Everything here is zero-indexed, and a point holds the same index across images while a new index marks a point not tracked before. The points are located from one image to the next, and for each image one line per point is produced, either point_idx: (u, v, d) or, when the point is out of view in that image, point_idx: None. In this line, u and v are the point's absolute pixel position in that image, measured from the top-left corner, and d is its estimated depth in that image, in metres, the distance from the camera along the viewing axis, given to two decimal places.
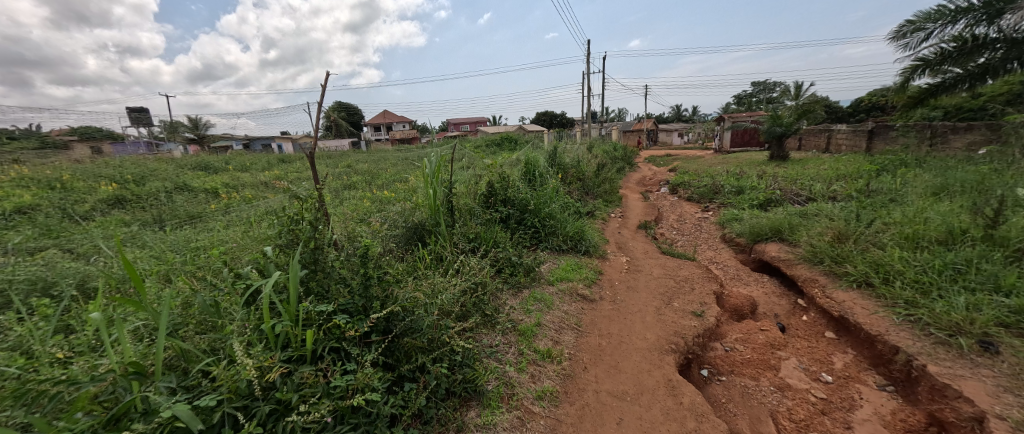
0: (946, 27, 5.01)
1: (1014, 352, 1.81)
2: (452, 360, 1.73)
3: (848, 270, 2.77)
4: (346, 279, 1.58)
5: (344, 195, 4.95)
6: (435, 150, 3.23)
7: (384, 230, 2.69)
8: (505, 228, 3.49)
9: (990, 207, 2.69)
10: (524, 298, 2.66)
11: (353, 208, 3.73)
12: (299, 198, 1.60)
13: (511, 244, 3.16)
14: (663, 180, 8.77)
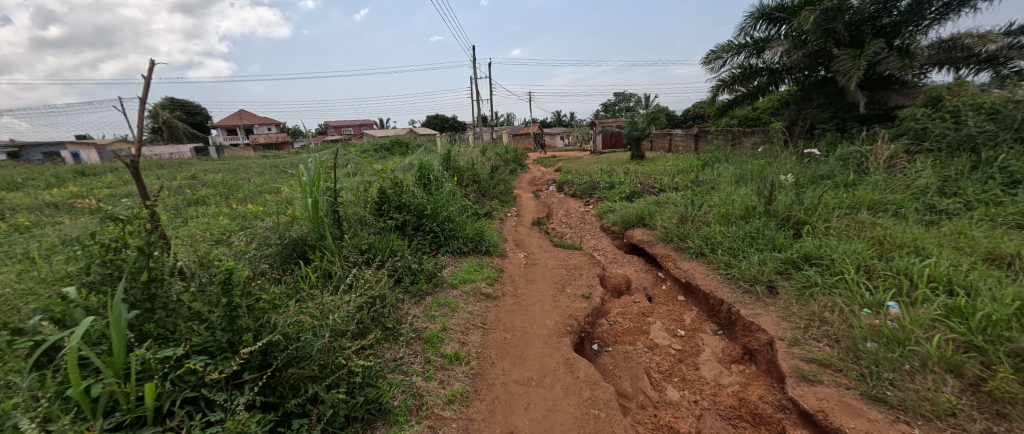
0: (735, 57, 6.61)
1: (785, 290, 2.55)
2: (350, 383, 1.69)
3: (688, 245, 3.52)
4: (201, 315, 1.40)
5: (191, 215, 4.15)
6: (313, 155, 3.01)
7: (255, 251, 2.40)
8: (402, 236, 3.45)
9: (769, 190, 3.70)
10: (428, 305, 2.70)
11: (206, 228, 3.18)
12: (119, 221, 1.27)
13: (409, 252, 3.14)
14: (550, 180, 9.54)
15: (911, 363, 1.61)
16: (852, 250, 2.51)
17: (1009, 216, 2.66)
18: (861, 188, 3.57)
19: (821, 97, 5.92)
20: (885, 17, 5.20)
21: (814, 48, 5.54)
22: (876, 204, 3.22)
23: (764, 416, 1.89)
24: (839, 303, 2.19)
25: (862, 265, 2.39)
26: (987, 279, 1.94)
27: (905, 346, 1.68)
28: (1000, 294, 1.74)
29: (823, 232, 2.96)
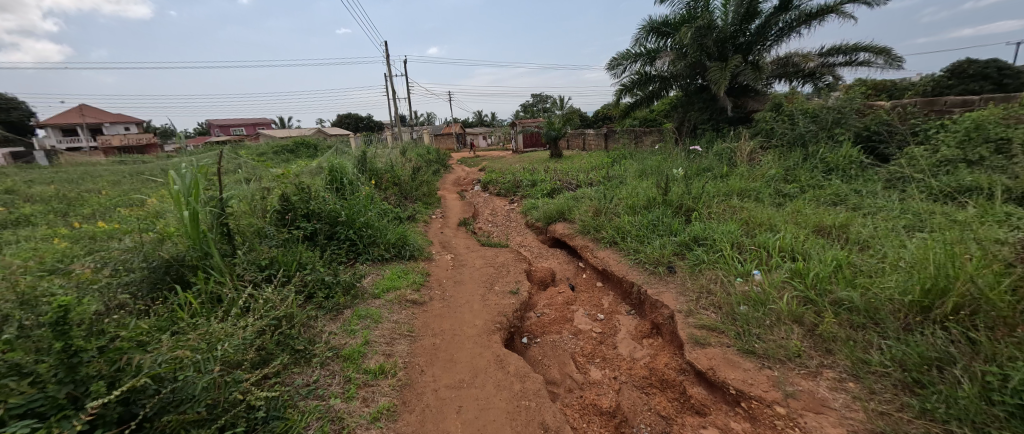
0: (632, 64, 7.32)
1: (681, 268, 2.94)
2: (251, 419, 1.52)
3: (603, 235, 3.83)
4: (20, 368, 1.07)
5: (18, 240, 3.30)
6: (186, 160, 2.61)
7: (108, 278, 1.96)
8: (313, 246, 3.20)
9: (666, 182, 4.20)
10: (346, 319, 2.53)
11: (41, 252, 2.55)
12: None
13: (319, 261, 2.92)
14: (475, 180, 9.58)
15: (771, 318, 1.98)
16: (728, 230, 2.99)
17: (831, 196, 3.41)
18: (733, 178, 4.24)
19: (701, 102, 6.86)
20: (742, 36, 6.25)
21: (693, 60, 6.40)
22: (744, 190, 3.86)
23: (670, 381, 2.12)
24: (720, 276, 2.59)
25: (737, 242, 2.85)
26: (816, 245, 2.47)
27: (766, 305, 2.06)
28: (824, 256, 2.22)
29: (707, 216, 3.47)
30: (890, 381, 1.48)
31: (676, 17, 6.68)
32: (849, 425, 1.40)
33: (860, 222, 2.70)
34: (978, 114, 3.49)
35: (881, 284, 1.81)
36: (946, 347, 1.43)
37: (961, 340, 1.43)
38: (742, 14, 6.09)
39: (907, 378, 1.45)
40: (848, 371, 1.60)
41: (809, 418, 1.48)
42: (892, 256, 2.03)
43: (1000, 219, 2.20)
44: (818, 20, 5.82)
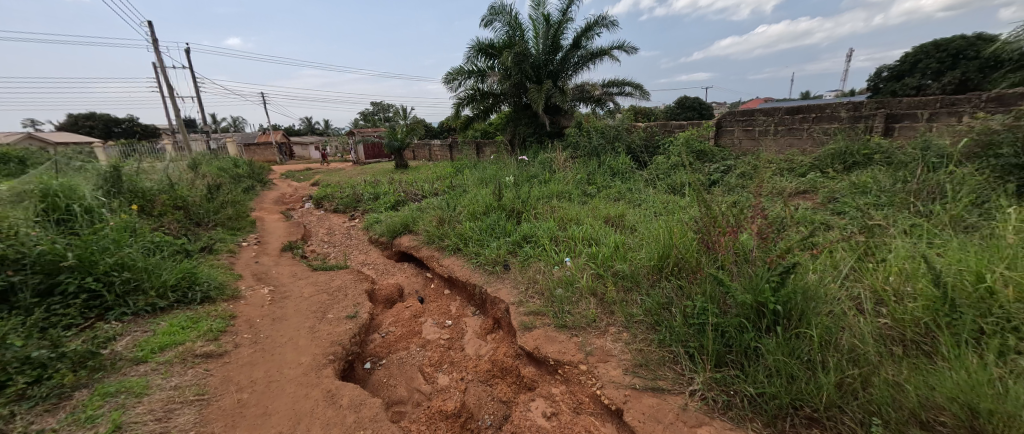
0: (466, 80, 7.78)
1: (514, 265, 3.25)
2: None
3: (447, 243, 3.91)
4: None
5: None
6: None
7: None
8: (11, 312, 2.20)
9: (501, 189, 4.58)
10: (82, 403, 1.83)
11: None
12: None
13: (12, 331, 2.01)
14: (305, 196, 8.41)
15: (577, 295, 2.41)
16: (549, 228, 3.48)
17: (618, 193, 4.37)
18: (552, 182, 4.98)
19: (526, 118, 7.79)
20: (551, 64, 7.37)
21: (516, 81, 7.21)
22: (561, 192, 4.59)
23: (508, 367, 2.32)
24: (542, 267, 2.98)
25: (556, 235, 3.36)
26: (607, 233, 3.13)
27: (574, 285, 2.49)
28: (613, 240, 2.82)
29: (533, 216, 3.97)
30: (644, 325, 2.00)
31: (499, 41, 7.42)
32: (624, 365, 1.84)
33: (631, 212, 3.56)
34: (687, 133, 5.09)
35: (639, 256, 2.42)
36: (669, 293, 2.01)
37: (676, 286, 2.02)
38: (549, 45, 7.21)
39: (652, 320, 1.98)
40: (623, 325, 2.08)
41: (600, 368, 1.87)
42: (645, 235, 2.77)
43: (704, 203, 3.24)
44: (600, 58, 7.36)
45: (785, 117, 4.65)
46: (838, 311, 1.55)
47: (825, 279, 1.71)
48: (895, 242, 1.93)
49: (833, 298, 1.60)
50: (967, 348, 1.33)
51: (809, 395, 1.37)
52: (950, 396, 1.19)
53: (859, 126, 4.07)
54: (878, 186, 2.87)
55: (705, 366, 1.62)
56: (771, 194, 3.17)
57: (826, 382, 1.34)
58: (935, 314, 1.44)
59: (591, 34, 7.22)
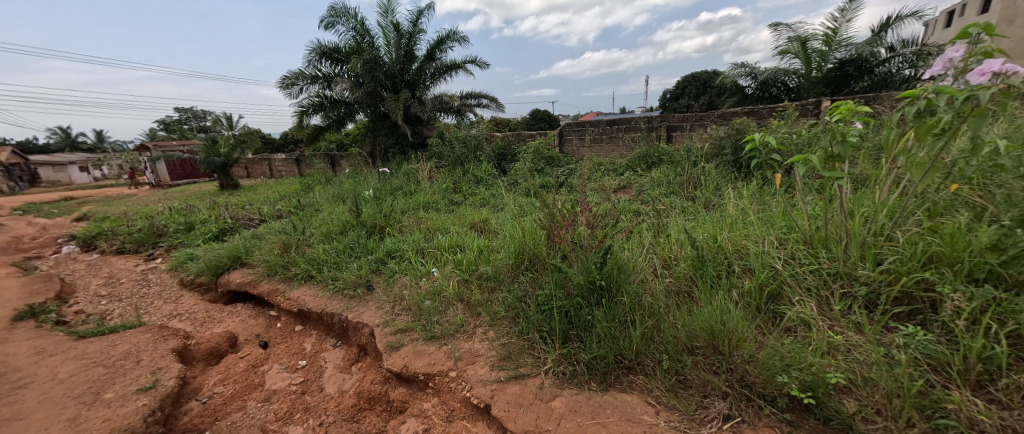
0: (309, 85, 7.00)
1: (378, 284, 3.02)
2: None
3: (295, 271, 3.38)
4: None
5: None
6: None
7: None
8: None
9: (358, 204, 4.23)
10: None
11: None
12: None
13: None
14: (64, 237, 6.12)
15: (445, 304, 2.42)
16: (414, 240, 3.40)
17: (482, 200, 4.55)
18: (416, 194, 4.87)
19: (385, 128, 7.43)
20: (406, 74, 7.21)
21: (369, 89, 6.83)
22: (427, 204, 4.53)
23: (376, 396, 2.15)
24: (408, 282, 2.86)
25: (421, 248, 3.29)
26: (471, 238, 3.25)
27: (441, 296, 2.48)
28: (479, 245, 2.93)
29: (398, 230, 3.80)
30: (506, 321, 2.13)
31: (346, 47, 6.90)
32: (491, 362, 1.93)
33: (494, 216, 3.76)
34: (536, 142, 5.63)
35: (500, 257, 2.58)
36: (524, 286, 2.19)
37: (530, 279, 2.22)
38: (402, 55, 7.05)
39: (511, 314, 2.13)
40: (489, 326, 2.18)
41: (469, 370, 1.92)
42: (504, 236, 2.97)
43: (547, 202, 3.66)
44: (455, 71, 7.55)
45: (606, 127, 5.64)
46: (641, 278, 1.95)
47: (632, 255, 2.13)
48: (675, 221, 2.54)
49: (638, 269, 2.01)
50: (714, 288, 1.83)
51: (627, 350, 1.70)
52: (699, 329, 1.60)
53: (653, 135, 5.21)
54: (670, 179, 3.71)
55: (555, 345, 1.84)
56: (600, 195, 3.79)
57: (634, 335, 1.68)
58: (696, 269, 1.95)
59: (444, 47, 7.35)
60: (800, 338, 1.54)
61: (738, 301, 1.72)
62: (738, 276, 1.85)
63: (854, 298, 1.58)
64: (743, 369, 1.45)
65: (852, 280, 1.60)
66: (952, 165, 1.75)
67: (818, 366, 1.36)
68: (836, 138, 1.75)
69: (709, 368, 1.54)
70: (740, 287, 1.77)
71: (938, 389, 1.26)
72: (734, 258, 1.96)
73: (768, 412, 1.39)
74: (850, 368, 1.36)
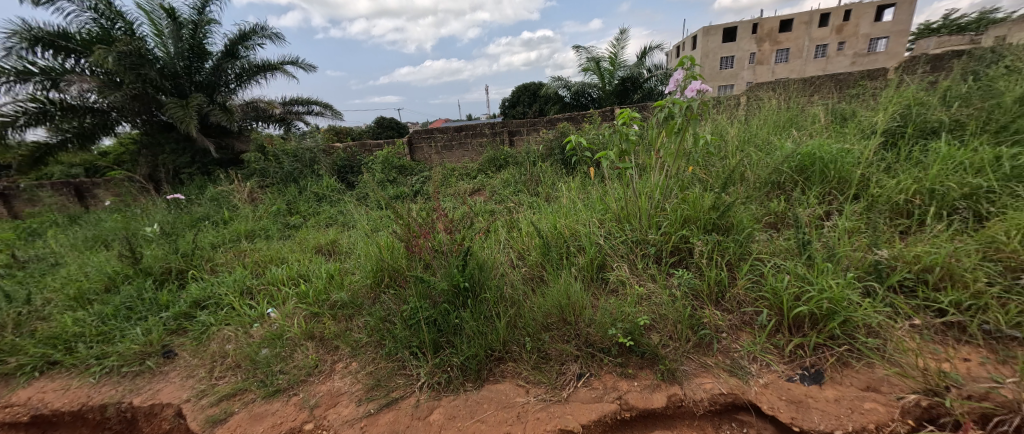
0: (15, 84, 5.00)
1: (182, 348, 2.28)
2: None
3: (15, 363, 2.18)
4: None
5: None
6: None
7: None
8: None
9: (133, 246, 3.16)
10: None
11: None
12: None
13: None
14: None
15: (289, 347, 2.09)
16: (235, 278, 2.73)
17: (328, 219, 4.09)
18: (235, 222, 4.00)
19: (170, 142, 5.89)
20: (196, 74, 5.85)
21: (133, 92, 5.30)
22: (250, 233, 3.77)
23: None
24: (231, 334, 2.29)
25: (245, 288, 2.68)
26: (314, 264, 2.89)
27: (283, 338, 2.14)
28: (324, 272, 2.64)
29: (209, 272, 2.96)
30: (370, 349, 1.99)
31: (84, 34, 5.22)
32: (355, 398, 1.77)
33: (344, 235, 3.44)
34: (384, 151, 5.36)
35: (355, 279, 2.39)
36: (386, 303, 2.08)
37: (393, 296, 2.11)
38: (186, 49, 5.66)
39: (375, 339, 2.00)
40: (348, 358, 2.00)
41: (331, 415, 1.72)
42: (357, 255, 2.74)
43: (387, 220, 3.48)
44: (269, 72, 6.46)
45: (454, 133, 5.77)
46: (500, 272, 2.09)
47: (491, 252, 2.27)
48: (524, 216, 2.81)
49: (497, 264, 2.14)
50: (558, 269, 2.11)
51: (495, 342, 1.80)
52: (551, 306, 1.83)
53: (497, 139, 5.60)
54: (516, 179, 4.07)
55: (427, 357, 1.81)
56: (456, 200, 3.88)
57: (499, 327, 1.80)
58: (544, 255, 2.22)
59: (249, 45, 6.22)
60: (621, 295, 1.90)
61: (577, 275, 2.03)
62: (575, 255, 2.17)
63: (648, 256, 2.04)
64: (586, 332, 1.73)
65: (646, 243, 2.07)
66: (689, 151, 2.44)
67: (632, 315, 1.71)
68: (622, 137, 2.36)
69: (562, 338, 1.77)
70: (578, 264, 2.08)
71: (700, 310, 1.73)
72: (570, 240, 2.28)
73: (607, 361, 1.68)
74: (653, 310, 1.75)
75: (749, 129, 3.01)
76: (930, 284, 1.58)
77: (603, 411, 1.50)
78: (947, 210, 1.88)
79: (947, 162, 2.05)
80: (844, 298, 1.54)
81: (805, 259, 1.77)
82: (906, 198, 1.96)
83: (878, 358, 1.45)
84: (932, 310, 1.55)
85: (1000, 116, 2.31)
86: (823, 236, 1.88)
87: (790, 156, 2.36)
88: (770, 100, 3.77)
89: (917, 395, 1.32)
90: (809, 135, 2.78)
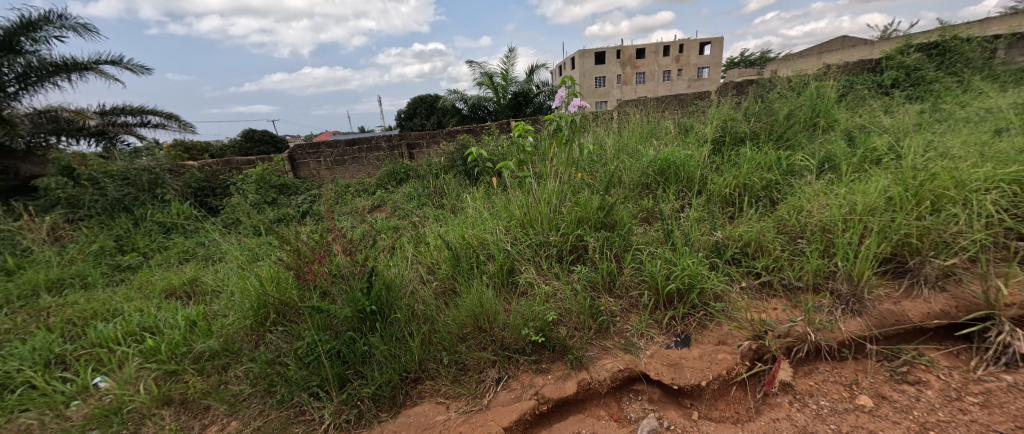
0: None
1: None
2: None
3: None
4: None
5: None
6: None
7: None
8: None
9: None
10: None
11: None
12: None
13: None
14: None
15: (134, 422, 1.69)
16: (32, 348, 2.06)
17: (183, 253, 3.43)
18: (27, 271, 3.00)
19: None
20: None
21: None
22: (55, 283, 2.87)
23: None
24: (31, 422, 1.70)
25: (51, 357, 2.04)
26: (164, 310, 2.36)
27: (121, 411, 1.71)
28: (178, 319, 2.19)
29: None
30: (254, 399, 1.73)
31: None
32: None
33: (210, 271, 2.91)
34: (258, 168, 4.72)
35: (228, 321, 2.07)
36: (273, 341, 1.84)
37: (284, 333, 1.87)
38: None
39: (263, 387, 1.74)
40: (224, 418, 1.71)
41: None
42: (230, 292, 2.33)
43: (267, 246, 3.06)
44: (77, 74, 5.13)
45: (346, 148, 5.39)
46: (410, 289, 2.01)
47: (398, 270, 2.17)
48: (431, 229, 2.75)
49: (406, 282, 2.06)
50: (469, 279, 2.12)
51: (409, 363, 1.73)
52: (466, 317, 1.84)
53: (396, 153, 5.39)
54: (419, 192, 3.98)
55: (332, 394, 1.65)
56: (354, 218, 3.62)
57: (413, 346, 1.74)
58: (454, 266, 2.21)
59: (40, 36, 4.84)
60: (530, 296, 2.00)
61: (488, 283, 2.07)
62: (485, 263, 2.21)
63: (550, 256, 2.18)
64: (501, 336, 1.77)
65: (548, 244, 2.21)
66: (577, 159, 2.70)
67: (541, 311, 1.81)
68: (519, 148, 2.50)
69: (479, 347, 1.78)
70: (488, 272, 2.13)
71: (597, 300, 1.91)
72: (479, 249, 2.31)
73: (522, 361, 1.74)
74: (559, 305, 1.88)
75: (622, 139, 3.46)
76: (749, 254, 1.99)
77: (521, 410, 1.55)
78: (754, 198, 2.43)
79: (751, 162, 2.63)
80: (698, 272, 1.85)
81: (668, 243, 2.10)
82: (731, 190, 2.47)
83: (725, 317, 1.77)
84: (751, 274, 1.95)
85: (778, 129, 3.10)
86: (682, 223, 2.24)
87: (652, 161, 2.79)
88: (636, 114, 4.39)
89: (750, 342, 1.65)
90: (664, 143, 3.31)
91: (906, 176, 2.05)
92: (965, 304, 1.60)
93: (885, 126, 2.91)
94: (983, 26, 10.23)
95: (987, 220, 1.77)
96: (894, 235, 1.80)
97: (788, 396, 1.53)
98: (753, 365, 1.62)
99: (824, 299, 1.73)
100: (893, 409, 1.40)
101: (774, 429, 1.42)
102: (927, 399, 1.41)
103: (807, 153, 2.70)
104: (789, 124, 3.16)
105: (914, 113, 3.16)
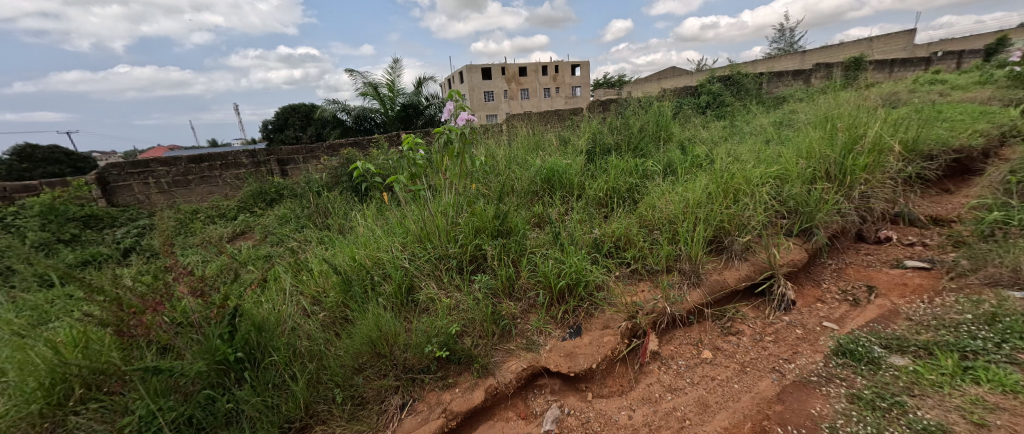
0: None
1: None
2: None
3: None
4: None
5: None
6: None
7: None
8: None
9: None
10: None
11: None
12: None
13: None
14: None
15: None
16: None
17: None
18: None
19: None
20: None
21: None
22: None
23: None
24: None
25: None
26: None
27: None
28: None
29: None
30: None
31: None
32: None
33: None
34: (46, 195, 3.60)
35: None
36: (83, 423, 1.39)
37: (99, 412, 1.44)
38: None
39: None
40: None
41: None
42: None
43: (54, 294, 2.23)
44: None
45: (189, 166, 4.50)
46: (290, 326, 1.78)
47: (273, 306, 1.89)
48: (312, 255, 2.47)
49: (284, 318, 1.81)
50: (361, 304, 1.96)
51: (293, 411, 1.52)
52: (361, 345, 1.70)
53: (261, 170, 4.70)
54: (297, 213, 3.55)
55: None
56: (210, 251, 3.03)
57: (297, 390, 1.53)
58: (345, 291, 2.03)
59: None
60: (432, 312, 1.94)
61: (385, 305, 1.95)
62: (380, 283, 2.07)
63: (452, 269, 2.15)
64: (403, 358, 1.69)
65: (448, 257, 2.19)
66: (470, 170, 2.76)
67: (443, 326, 1.77)
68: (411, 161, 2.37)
69: (379, 374, 1.67)
70: (385, 293, 2.00)
71: (498, 305, 1.95)
72: (373, 270, 2.15)
73: (428, 380, 1.68)
74: (461, 317, 1.87)
75: (511, 151, 3.64)
76: (620, 247, 2.27)
77: (430, 431, 1.51)
78: (622, 198, 2.80)
79: (617, 169, 3.03)
80: (583, 268, 2.04)
81: (556, 244, 2.27)
82: (603, 193, 2.80)
83: (607, 304, 1.97)
84: (624, 265, 2.23)
85: (634, 140, 3.64)
86: (567, 225, 2.45)
87: (539, 170, 3.01)
88: (519, 128, 4.67)
89: (627, 322, 1.87)
90: (549, 154, 3.60)
91: (717, 173, 2.59)
92: (759, 267, 2.12)
93: (705, 137, 3.67)
94: (757, 65, 13.81)
95: (766, 206, 2.37)
96: (714, 222, 2.24)
97: (657, 362, 1.81)
98: (630, 341, 1.86)
99: (675, 277, 2.08)
100: (724, 356, 1.78)
101: (649, 392, 1.66)
102: (743, 345, 1.82)
103: (655, 160, 3.24)
104: (641, 136, 3.73)
105: (721, 128, 4.07)
